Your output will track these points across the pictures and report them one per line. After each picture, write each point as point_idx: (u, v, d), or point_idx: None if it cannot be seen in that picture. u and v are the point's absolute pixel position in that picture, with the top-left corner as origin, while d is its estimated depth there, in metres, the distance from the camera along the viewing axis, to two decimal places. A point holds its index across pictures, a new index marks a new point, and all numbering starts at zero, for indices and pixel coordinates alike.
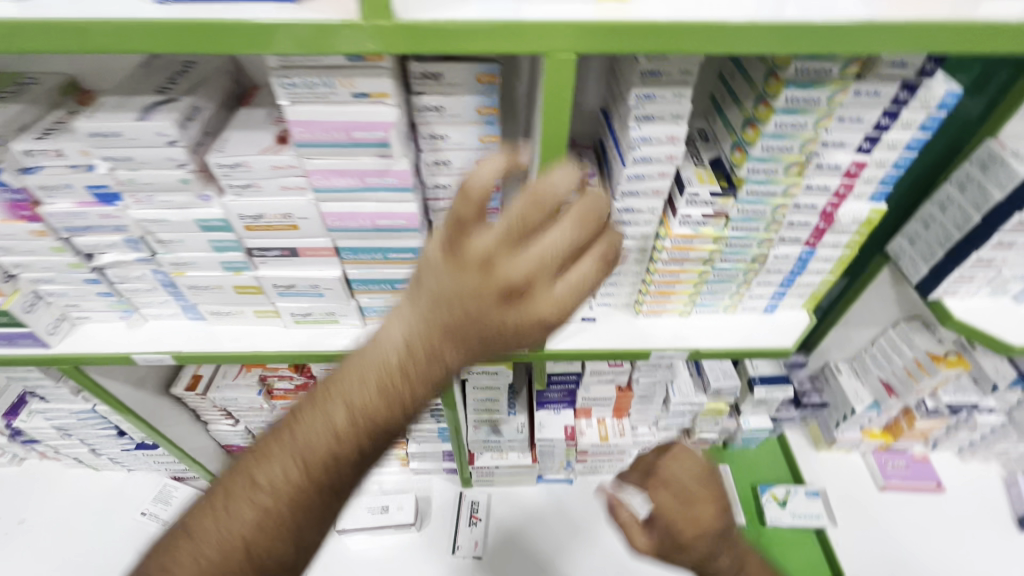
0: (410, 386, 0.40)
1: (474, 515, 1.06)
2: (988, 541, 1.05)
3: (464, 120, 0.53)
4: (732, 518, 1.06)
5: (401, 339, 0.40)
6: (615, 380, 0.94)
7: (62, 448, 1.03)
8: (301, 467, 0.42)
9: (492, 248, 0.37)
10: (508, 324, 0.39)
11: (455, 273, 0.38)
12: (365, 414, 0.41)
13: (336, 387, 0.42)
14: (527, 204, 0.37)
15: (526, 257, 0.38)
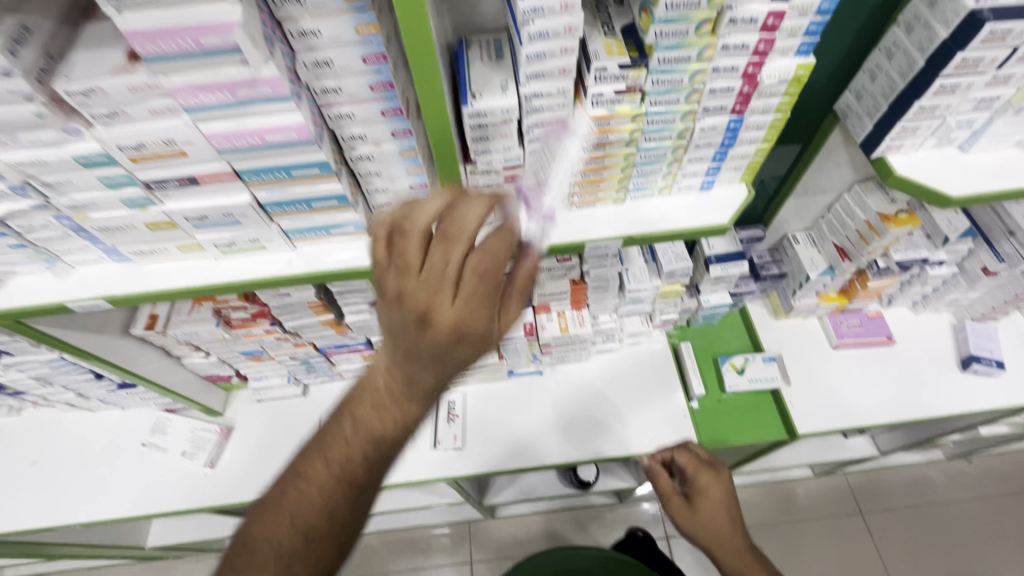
0: (408, 399, 0.54)
1: (451, 412, 1.13)
2: (932, 384, 1.12)
3: (330, 10, 0.47)
4: (692, 389, 1.13)
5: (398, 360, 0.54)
6: (567, 274, 0.95)
7: (49, 395, 1.07)
8: (342, 467, 0.56)
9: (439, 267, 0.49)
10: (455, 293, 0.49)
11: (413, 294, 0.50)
12: (383, 420, 0.55)
13: (364, 400, 0.57)
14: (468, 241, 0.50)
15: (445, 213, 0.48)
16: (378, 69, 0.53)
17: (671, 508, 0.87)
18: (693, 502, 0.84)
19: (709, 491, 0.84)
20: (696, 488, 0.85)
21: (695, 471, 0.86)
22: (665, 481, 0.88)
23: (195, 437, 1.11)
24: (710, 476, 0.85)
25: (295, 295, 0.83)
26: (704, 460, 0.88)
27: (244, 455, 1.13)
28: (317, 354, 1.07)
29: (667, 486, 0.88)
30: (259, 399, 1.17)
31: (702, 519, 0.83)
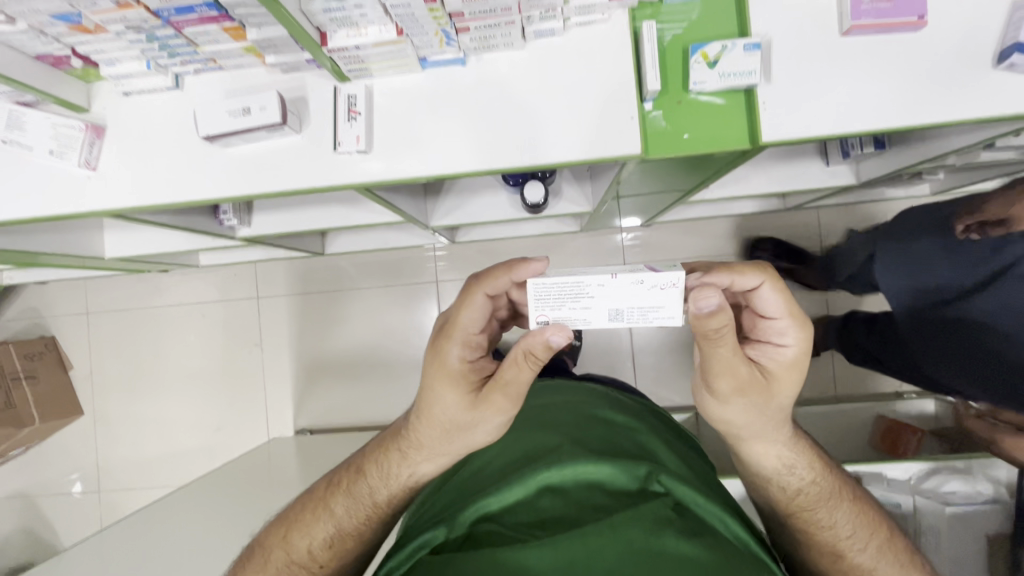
0: (443, 452, 0.75)
1: (352, 110, 0.94)
2: (946, 85, 0.89)
3: None
4: (646, 86, 0.91)
5: (445, 441, 0.73)
6: None
7: None
8: (392, 492, 0.80)
9: (466, 408, 0.68)
10: (477, 416, 0.69)
11: (457, 411, 0.68)
12: (423, 461, 0.76)
13: (403, 454, 0.77)
14: (471, 404, 0.68)
15: (474, 406, 0.68)
16: None
17: (713, 375, 0.63)
18: (759, 383, 0.64)
19: (787, 368, 0.64)
20: (767, 357, 0.65)
21: (777, 337, 0.64)
22: (728, 355, 0.60)
23: (58, 134, 0.96)
24: (803, 344, 0.63)
25: None
26: (800, 323, 0.63)
27: (124, 156, 0.99)
28: (158, 24, 0.81)
29: (733, 359, 0.60)
30: (124, 93, 0.97)
31: (761, 404, 0.66)
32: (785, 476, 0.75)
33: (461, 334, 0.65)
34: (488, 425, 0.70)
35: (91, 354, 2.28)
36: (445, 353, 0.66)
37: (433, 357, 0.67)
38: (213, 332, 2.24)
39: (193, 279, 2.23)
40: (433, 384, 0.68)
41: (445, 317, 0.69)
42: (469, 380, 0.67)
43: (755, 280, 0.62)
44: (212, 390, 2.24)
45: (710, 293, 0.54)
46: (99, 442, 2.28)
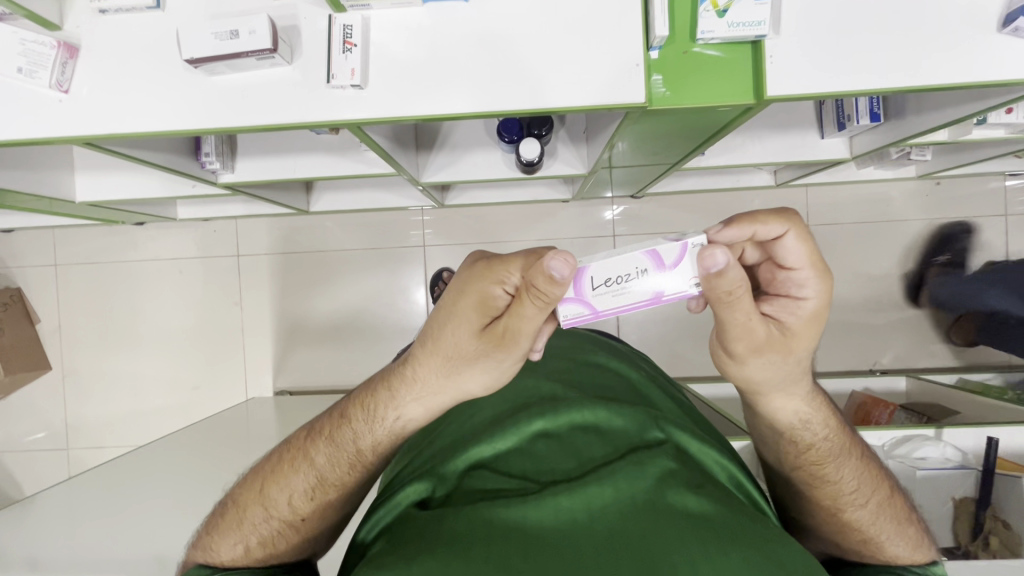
0: (436, 396, 0.61)
1: (347, 42, 0.89)
2: (950, 47, 0.89)
3: None
4: (654, 32, 0.89)
5: (441, 379, 0.59)
6: None
7: None
8: (367, 448, 0.65)
9: (475, 339, 0.55)
10: (483, 354, 0.56)
11: (464, 344, 0.56)
12: (411, 406, 0.62)
13: (387, 394, 0.63)
14: (482, 335, 0.55)
15: (482, 339, 0.55)
16: None
17: (729, 340, 0.55)
18: (775, 340, 0.55)
19: (807, 322, 0.55)
20: (781, 313, 0.56)
21: (797, 290, 0.55)
22: (746, 310, 0.53)
23: (27, 51, 0.89)
24: (826, 295, 0.55)
25: None
26: (818, 272, 0.55)
27: (101, 79, 0.92)
28: None
29: (750, 317, 0.53)
30: (101, 10, 0.91)
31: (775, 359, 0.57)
32: (799, 432, 0.65)
33: (489, 271, 0.53)
34: (491, 367, 0.57)
35: (60, 308, 2.19)
36: (496, 346, 0.55)
37: (480, 345, 0.55)
38: (189, 289, 2.17)
39: (168, 233, 2.15)
40: (462, 365, 0.57)
41: (489, 293, 0.53)
42: (483, 318, 0.54)
43: (780, 228, 0.54)
44: (188, 348, 2.19)
45: (717, 252, 0.49)
46: (68, 398, 2.21)
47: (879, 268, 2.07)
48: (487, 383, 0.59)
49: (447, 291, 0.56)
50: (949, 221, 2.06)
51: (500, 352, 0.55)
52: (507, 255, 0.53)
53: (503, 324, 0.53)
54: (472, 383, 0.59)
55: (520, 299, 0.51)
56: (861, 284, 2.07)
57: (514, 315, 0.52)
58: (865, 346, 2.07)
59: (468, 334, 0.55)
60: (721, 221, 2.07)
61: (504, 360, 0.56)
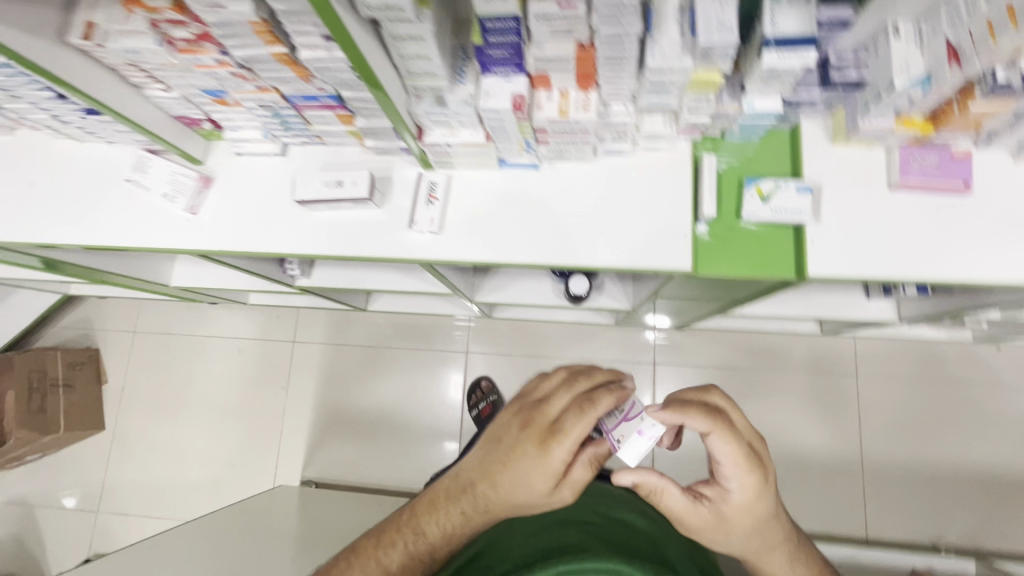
0: (489, 505, 0.76)
1: (431, 195, 1.05)
2: (992, 247, 0.93)
3: None
4: (702, 209, 0.98)
5: (494, 488, 0.75)
6: (572, 32, 0.74)
7: (25, 112, 1.04)
8: (425, 544, 0.80)
9: (527, 452, 0.73)
10: (529, 467, 0.72)
11: (518, 458, 0.74)
12: (468, 509, 0.78)
13: (454, 497, 0.79)
14: (533, 447, 0.73)
15: (533, 455, 0.73)
16: None
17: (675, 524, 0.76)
18: (709, 515, 0.74)
19: (740, 506, 0.73)
20: (719, 494, 0.74)
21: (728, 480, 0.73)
22: (673, 504, 0.74)
23: (174, 181, 1.09)
24: (752, 482, 0.72)
25: (230, 10, 0.69)
26: (747, 465, 0.72)
27: (221, 206, 1.10)
28: (287, 105, 0.96)
29: (680, 503, 0.74)
30: (238, 153, 1.11)
31: (727, 530, 0.75)
32: (766, 565, 0.80)
33: (555, 397, 0.77)
34: (533, 487, 0.72)
35: (126, 372, 2.36)
36: (538, 453, 0.72)
37: (532, 459, 0.73)
38: (243, 368, 2.30)
39: (237, 314, 2.34)
40: (505, 470, 0.74)
41: (549, 413, 0.76)
42: (538, 435, 0.74)
43: (704, 425, 0.72)
44: (229, 424, 2.27)
45: (626, 475, 0.73)
46: (110, 461, 2.30)
47: (937, 430, 1.95)
48: (527, 502, 0.73)
49: (512, 409, 0.81)
50: (1014, 388, 1.96)
51: (542, 469, 0.72)
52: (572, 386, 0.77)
53: (551, 441, 0.72)
54: (517, 498, 0.73)
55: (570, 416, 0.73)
56: (917, 445, 1.95)
57: (562, 430, 0.72)
58: (927, 514, 1.90)
59: (527, 451, 0.74)
60: (763, 362, 2.05)
61: (543, 481, 0.72)
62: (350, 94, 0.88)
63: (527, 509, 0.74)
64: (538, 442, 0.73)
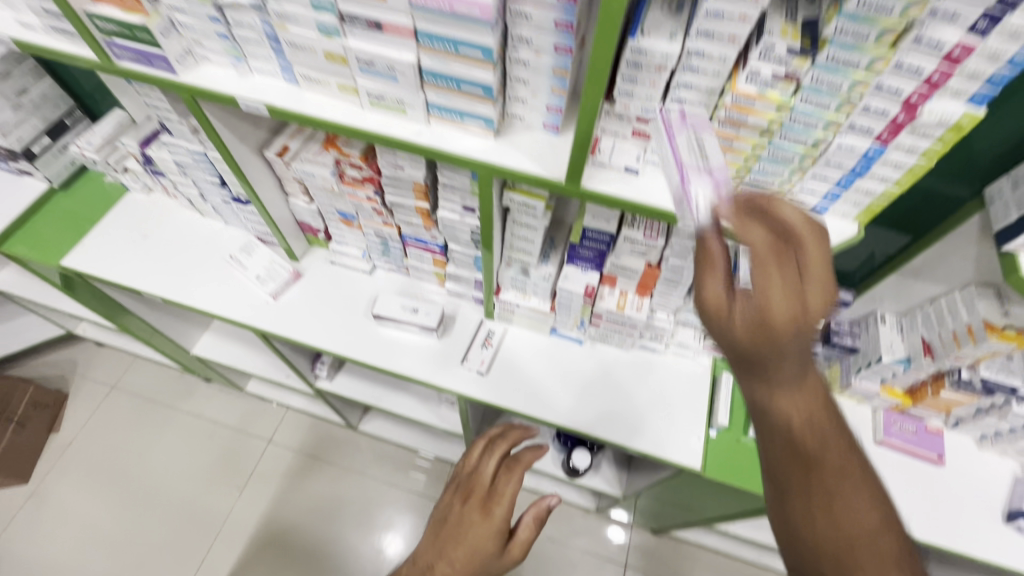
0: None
1: (487, 340, 1.20)
2: (965, 521, 1.04)
3: None
4: (716, 418, 1.12)
5: (450, 553, 0.83)
6: (646, 255, 0.97)
7: (179, 184, 1.25)
8: None
9: (479, 512, 0.87)
10: (482, 527, 0.85)
11: (470, 522, 0.86)
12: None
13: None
14: (480, 509, 0.88)
15: (482, 517, 0.86)
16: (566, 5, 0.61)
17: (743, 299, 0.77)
18: None
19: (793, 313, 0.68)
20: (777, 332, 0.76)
21: None
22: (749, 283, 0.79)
23: (270, 268, 1.25)
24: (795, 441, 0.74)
25: (406, 171, 0.92)
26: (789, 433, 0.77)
27: (302, 299, 1.25)
28: (397, 240, 1.16)
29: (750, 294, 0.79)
30: (331, 261, 1.29)
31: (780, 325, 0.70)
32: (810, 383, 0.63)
33: (484, 470, 0.94)
34: (483, 546, 0.84)
35: (83, 426, 2.23)
36: (484, 517, 0.86)
37: (483, 519, 0.86)
38: (204, 456, 2.18)
39: (225, 397, 2.31)
40: (459, 545, 0.83)
41: (484, 481, 0.92)
42: (480, 502, 0.89)
43: None
44: (162, 515, 2.06)
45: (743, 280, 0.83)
46: (12, 522, 2.03)
47: None
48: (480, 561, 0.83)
49: (447, 492, 0.94)
50: None
51: (491, 528, 0.85)
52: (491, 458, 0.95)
53: (496, 504, 0.88)
54: (471, 556, 0.83)
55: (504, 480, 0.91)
56: None
57: (501, 494, 0.89)
58: None
59: (476, 514, 0.87)
60: None
61: (492, 540, 0.84)
62: (455, 247, 1.09)
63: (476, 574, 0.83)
64: (489, 506, 0.88)
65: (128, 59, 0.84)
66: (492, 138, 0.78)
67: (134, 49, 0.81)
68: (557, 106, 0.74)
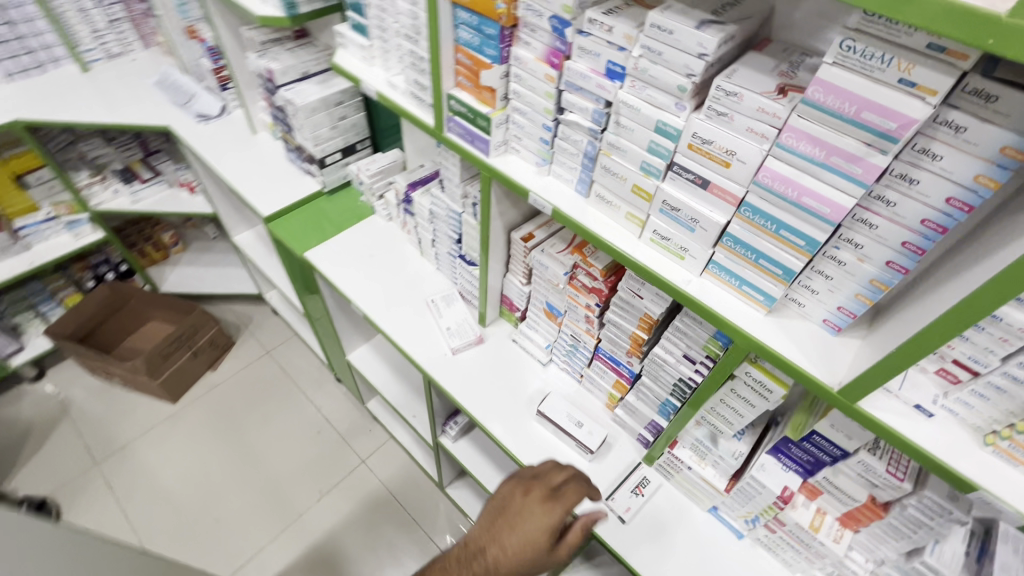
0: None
1: (638, 487, 1.11)
2: None
3: (927, 201, 0.55)
4: None
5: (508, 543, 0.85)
6: (875, 489, 0.83)
7: (420, 226, 1.40)
8: None
9: (543, 514, 0.87)
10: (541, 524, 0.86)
11: (533, 517, 0.87)
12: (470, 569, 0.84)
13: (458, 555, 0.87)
14: (538, 508, 0.88)
15: (543, 515, 0.87)
16: (925, 235, 0.57)
17: None
18: None
19: None
20: None
21: None
22: None
23: (461, 325, 1.33)
24: None
25: (645, 302, 0.92)
26: None
27: (475, 365, 1.30)
28: (590, 348, 1.15)
29: None
30: (514, 340, 1.34)
31: None
32: None
33: (545, 479, 0.93)
34: (536, 539, 0.85)
35: (233, 374, 2.51)
36: (543, 511, 0.87)
37: (545, 518, 0.86)
38: (308, 447, 2.30)
39: (347, 401, 2.46)
40: (516, 530, 0.86)
41: (552, 483, 0.92)
42: (543, 500, 0.89)
43: None
44: (252, 484, 2.18)
45: None
46: (148, 430, 2.31)
47: None
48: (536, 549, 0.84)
49: (511, 478, 0.96)
50: None
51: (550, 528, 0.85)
52: (558, 467, 0.96)
53: (555, 507, 0.88)
54: (523, 542, 0.85)
55: (572, 492, 0.90)
56: None
57: (566, 502, 0.89)
58: None
59: (540, 514, 0.87)
60: None
61: (546, 537, 0.85)
62: (647, 380, 1.05)
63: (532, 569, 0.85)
64: (552, 506, 0.88)
65: (455, 133, 0.96)
66: (762, 312, 0.75)
67: (466, 129, 0.93)
68: (853, 310, 0.69)
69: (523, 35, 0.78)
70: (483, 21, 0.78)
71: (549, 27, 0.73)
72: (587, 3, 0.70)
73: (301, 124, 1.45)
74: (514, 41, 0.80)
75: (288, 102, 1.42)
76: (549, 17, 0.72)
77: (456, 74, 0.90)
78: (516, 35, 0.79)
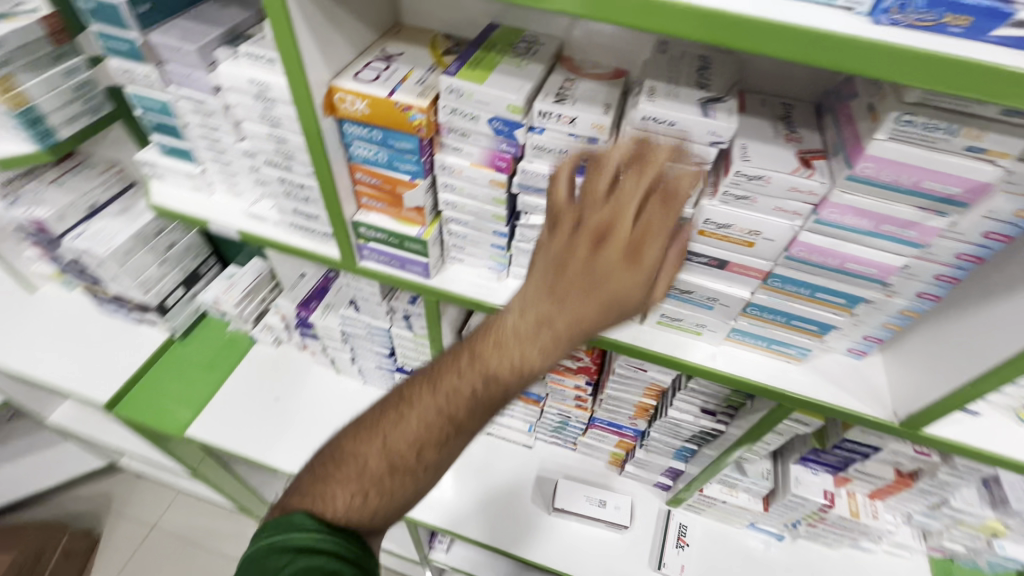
0: (482, 403, 0.51)
1: (681, 538, 1.06)
2: None
3: (961, 236, 0.52)
4: None
5: (520, 335, 0.48)
6: (901, 465, 0.87)
7: (330, 347, 1.14)
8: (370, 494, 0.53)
9: (587, 230, 0.47)
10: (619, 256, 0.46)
11: (587, 230, 0.47)
12: (451, 413, 0.51)
13: (393, 425, 0.53)
14: (612, 245, 0.46)
15: (647, 187, 0.46)
16: (962, 266, 0.55)
17: None
18: None
19: None
20: None
21: None
22: None
23: None
24: None
25: (651, 373, 0.83)
26: None
27: (461, 483, 1.12)
28: (583, 420, 1.04)
29: None
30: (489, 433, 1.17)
31: None
32: None
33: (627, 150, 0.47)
34: (652, 240, 0.46)
35: None
36: (621, 261, 0.46)
37: (616, 254, 0.46)
38: None
39: None
40: (584, 287, 0.46)
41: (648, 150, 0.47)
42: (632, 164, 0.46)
43: None
44: None
45: None
46: None
47: None
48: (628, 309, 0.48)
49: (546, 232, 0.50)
50: None
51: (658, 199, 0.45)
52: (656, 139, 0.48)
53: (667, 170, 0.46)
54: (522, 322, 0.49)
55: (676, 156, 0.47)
56: None
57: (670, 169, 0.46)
58: None
59: (609, 250, 0.46)
60: None
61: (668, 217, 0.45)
62: (658, 437, 0.97)
63: (632, 297, 0.47)
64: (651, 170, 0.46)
65: (373, 260, 0.75)
66: (795, 363, 0.70)
67: (390, 254, 0.73)
68: (880, 336, 0.67)
69: (448, 141, 0.60)
70: (392, 135, 0.59)
71: (490, 130, 0.57)
72: (531, 94, 0.55)
73: (115, 274, 1.06)
74: (436, 149, 0.62)
75: (85, 253, 1.02)
76: (489, 119, 0.56)
77: (359, 194, 0.69)
78: (438, 141, 0.61)
